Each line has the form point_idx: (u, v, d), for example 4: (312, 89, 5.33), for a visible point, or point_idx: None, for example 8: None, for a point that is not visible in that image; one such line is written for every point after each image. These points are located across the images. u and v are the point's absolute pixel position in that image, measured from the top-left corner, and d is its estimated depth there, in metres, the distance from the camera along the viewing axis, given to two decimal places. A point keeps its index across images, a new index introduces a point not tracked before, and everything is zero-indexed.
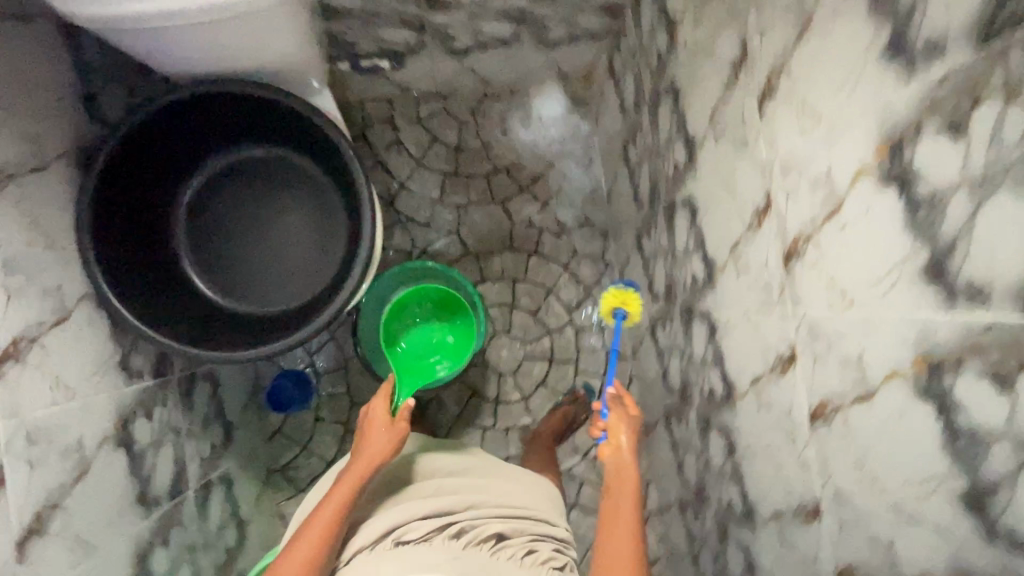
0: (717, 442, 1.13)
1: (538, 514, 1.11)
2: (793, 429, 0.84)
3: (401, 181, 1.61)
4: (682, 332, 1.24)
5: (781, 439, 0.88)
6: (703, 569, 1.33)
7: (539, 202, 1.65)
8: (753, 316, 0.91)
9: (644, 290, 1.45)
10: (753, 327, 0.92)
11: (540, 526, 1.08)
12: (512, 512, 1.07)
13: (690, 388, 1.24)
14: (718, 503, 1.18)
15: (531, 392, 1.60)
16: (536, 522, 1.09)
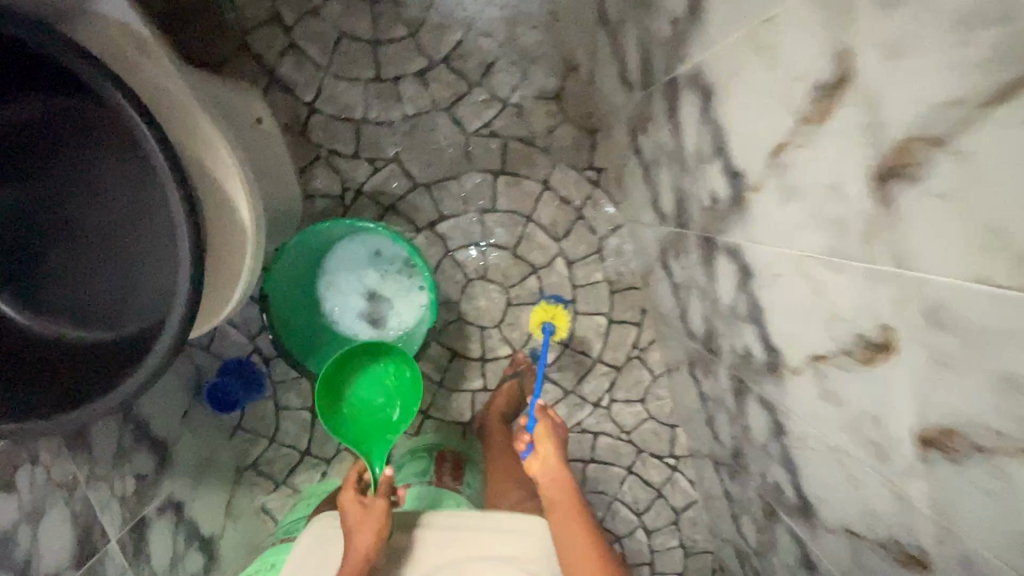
0: (761, 415, 0.83)
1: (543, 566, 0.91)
2: (886, 445, 0.53)
3: (309, 102, 1.19)
4: (701, 268, 0.89)
5: (863, 450, 0.57)
6: (746, 533, 1.12)
7: (498, 101, 1.22)
8: (816, 267, 0.55)
9: (648, 207, 1.08)
10: (816, 285, 0.57)
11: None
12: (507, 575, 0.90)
13: (719, 340, 0.91)
14: (764, 481, 0.91)
15: (523, 344, 1.31)
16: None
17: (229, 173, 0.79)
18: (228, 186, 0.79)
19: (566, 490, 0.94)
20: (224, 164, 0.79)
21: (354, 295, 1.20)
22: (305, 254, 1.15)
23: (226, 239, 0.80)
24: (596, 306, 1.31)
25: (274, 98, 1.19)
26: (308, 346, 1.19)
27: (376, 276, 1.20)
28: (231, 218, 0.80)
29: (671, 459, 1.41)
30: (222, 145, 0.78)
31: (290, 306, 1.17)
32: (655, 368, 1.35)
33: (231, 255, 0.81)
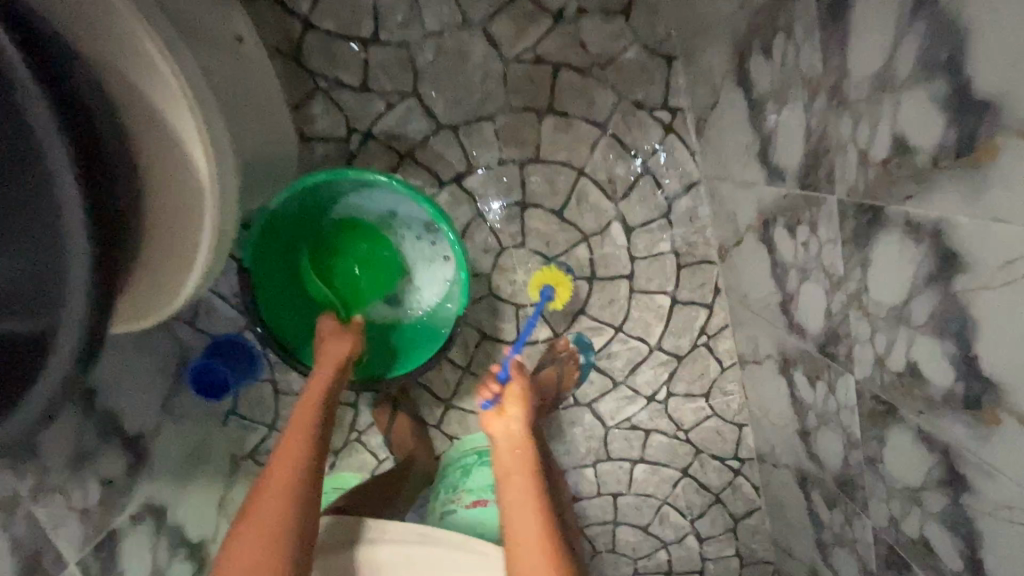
0: (918, 455, 0.60)
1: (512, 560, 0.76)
2: None
3: (302, 13, 0.92)
4: (841, 249, 0.63)
5: None
6: (839, 566, 0.92)
7: (548, 16, 0.93)
8: None
9: (747, 161, 0.81)
10: None
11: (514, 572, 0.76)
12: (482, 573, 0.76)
13: (854, 346, 0.67)
14: (896, 528, 0.70)
15: (566, 327, 1.10)
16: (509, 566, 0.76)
17: (185, 127, 0.58)
18: (185, 143, 0.59)
19: (528, 463, 0.80)
20: (176, 113, 0.58)
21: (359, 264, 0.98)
22: (298, 210, 0.90)
23: (183, 212, 0.61)
24: (659, 282, 1.07)
25: (257, 8, 0.91)
26: (300, 328, 0.95)
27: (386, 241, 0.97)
28: (188, 191, 0.60)
29: (733, 461, 1.21)
30: (175, 87, 0.57)
31: (278, 276, 0.93)
32: (724, 359, 1.13)
33: (187, 237, 0.62)
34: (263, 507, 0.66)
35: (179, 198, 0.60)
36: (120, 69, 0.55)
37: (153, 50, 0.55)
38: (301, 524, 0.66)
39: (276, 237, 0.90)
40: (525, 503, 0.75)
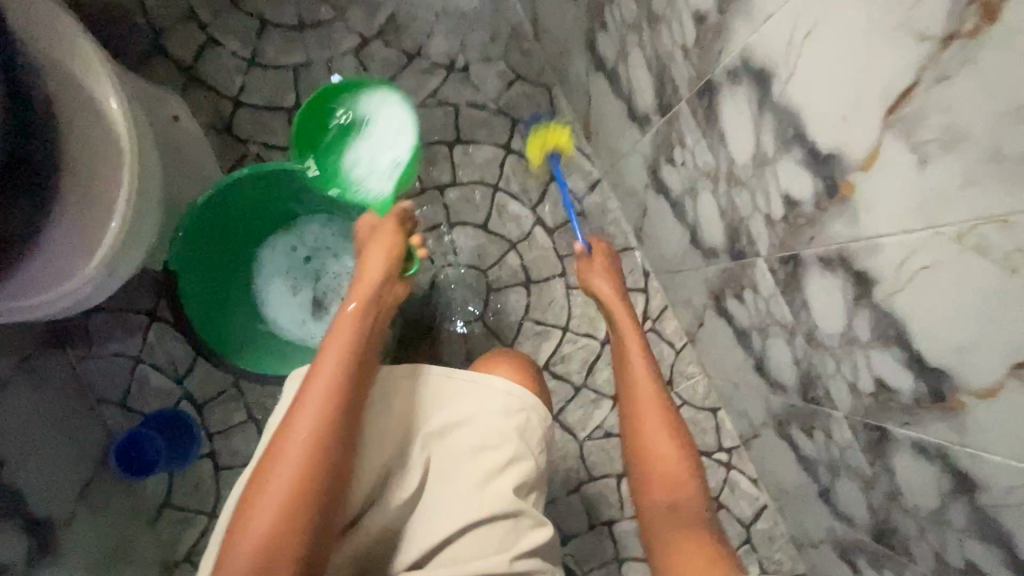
0: (832, 289, 0.63)
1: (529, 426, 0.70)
2: None
3: (233, 96, 1.07)
4: (704, 140, 0.73)
5: (1008, 192, 0.39)
6: (848, 506, 0.84)
7: (442, 69, 1.12)
8: None
9: (623, 129, 0.95)
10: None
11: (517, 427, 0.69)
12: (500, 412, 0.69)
13: (749, 226, 0.73)
14: (857, 396, 0.68)
15: (514, 336, 1.11)
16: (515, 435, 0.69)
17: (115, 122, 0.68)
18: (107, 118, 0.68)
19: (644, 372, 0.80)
20: (111, 210, 0.67)
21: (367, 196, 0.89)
22: (251, 212, 0.95)
23: (96, 197, 0.67)
24: None
25: (193, 97, 1.06)
26: (225, 335, 0.94)
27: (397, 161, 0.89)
28: (71, 270, 0.66)
29: (721, 454, 1.14)
30: (123, 188, 0.67)
31: (214, 272, 0.93)
32: (675, 341, 1.14)
33: (91, 224, 0.66)
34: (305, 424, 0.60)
35: (60, 275, 0.66)
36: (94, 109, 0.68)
37: (127, 151, 0.67)
38: (335, 445, 0.60)
39: (223, 232, 0.92)
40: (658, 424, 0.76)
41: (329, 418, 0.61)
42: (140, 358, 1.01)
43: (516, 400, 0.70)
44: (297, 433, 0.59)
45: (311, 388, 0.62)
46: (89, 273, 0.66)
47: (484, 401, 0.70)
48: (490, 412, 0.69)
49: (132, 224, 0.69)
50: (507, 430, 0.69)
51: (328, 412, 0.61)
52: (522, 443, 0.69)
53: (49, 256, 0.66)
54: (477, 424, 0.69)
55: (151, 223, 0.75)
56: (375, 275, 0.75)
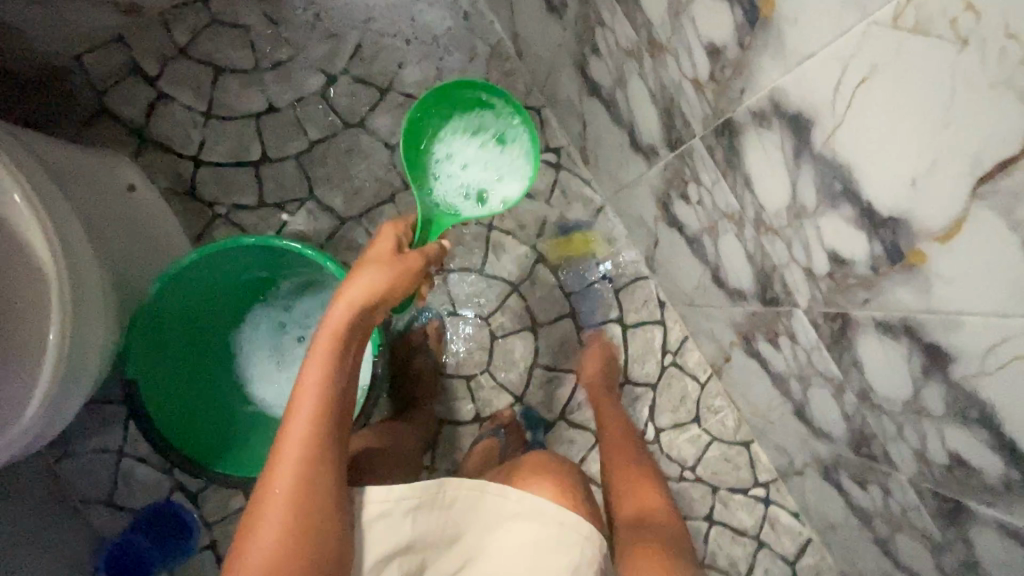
0: (894, 356, 0.54)
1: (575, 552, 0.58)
2: None
3: (193, 154, 0.98)
4: (725, 182, 0.63)
5: None
6: (910, 561, 0.76)
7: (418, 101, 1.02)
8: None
9: (625, 159, 0.85)
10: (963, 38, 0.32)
11: (565, 546, 0.59)
12: (544, 530, 0.59)
13: (784, 275, 0.63)
14: (926, 464, 0.59)
15: (524, 386, 1.02)
16: (564, 552, 0.58)
17: (27, 225, 0.58)
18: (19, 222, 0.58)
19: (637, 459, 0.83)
20: (45, 326, 0.58)
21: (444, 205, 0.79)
22: (222, 290, 0.84)
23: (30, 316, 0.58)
24: (602, 311, 1.04)
25: (149, 160, 0.96)
26: (211, 429, 0.82)
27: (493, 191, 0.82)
28: (14, 406, 0.57)
29: (758, 490, 1.06)
30: (53, 306, 0.57)
31: (189, 362, 0.83)
32: (699, 373, 1.05)
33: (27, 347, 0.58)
34: (284, 491, 0.51)
35: (5, 416, 0.58)
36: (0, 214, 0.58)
37: (50, 261, 0.58)
38: (321, 513, 0.51)
39: (190, 318, 0.81)
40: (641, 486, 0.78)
41: (305, 479, 0.52)
42: (124, 452, 0.93)
43: (556, 515, 0.60)
44: (276, 501, 0.51)
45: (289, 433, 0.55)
46: (34, 406, 0.57)
47: (530, 531, 0.59)
48: (540, 538, 0.58)
49: (74, 336, 0.60)
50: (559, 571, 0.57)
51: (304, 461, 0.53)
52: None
53: None
54: (522, 551, 0.58)
55: (104, 325, 0.66)
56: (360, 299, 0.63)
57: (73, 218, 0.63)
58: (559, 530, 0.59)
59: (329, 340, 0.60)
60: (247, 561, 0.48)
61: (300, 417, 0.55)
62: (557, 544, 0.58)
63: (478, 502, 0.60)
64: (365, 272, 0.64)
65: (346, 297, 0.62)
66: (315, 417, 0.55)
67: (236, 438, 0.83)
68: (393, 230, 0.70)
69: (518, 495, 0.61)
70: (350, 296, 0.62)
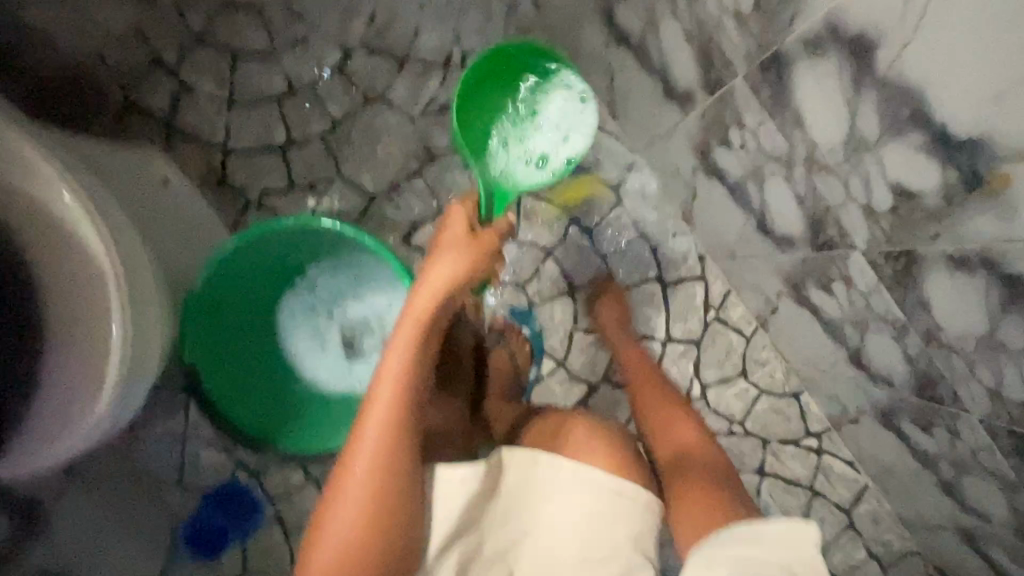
0: (967, 292, 0.51)
1: (636, 520, 0.59)
2: None
3: (221, 143, 0.98)
4: (772, 122, 0.60)
5: None
6: (979, 502, 0.74)
7: (438, 69, 1.00)
8: None
9: (658, 109, 0.82)
10: None
11: (627, 513, 0.59)
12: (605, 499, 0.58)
13: (840, 216, 0.60)
14: (1001, 403, 0.57)
15: (566, 350, 1.02)
16: (626, 520, 0.58)
17: (80, 221, 0.59)
18: (72, 219, 0.59)
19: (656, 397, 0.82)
20: (109, 317, 0.60)
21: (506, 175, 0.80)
22: (258, 277, 0.84)
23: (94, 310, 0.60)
24: (640, 271, 1.02)
25: (180, 152, 0.97)
26: (266, 410, 0.85)
27: (555, 157, 0.85)
28: (90, 395, 0.60)
29: (810, 440, 1.04)
30: (114, 298, 0.59)
31: (235, 348, 0.85)
32: (744, 327, 1.03)
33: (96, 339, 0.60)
34: (363, 472, 0.53)
35: (81, 406, 0.60)
36: (52, 211, 0.59)
37: (107, 263, 0.59)
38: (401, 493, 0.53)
39: (228, 307, 0.82)
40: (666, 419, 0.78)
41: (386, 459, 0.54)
42: (188, 436, 0.98)
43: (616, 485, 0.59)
44: (356, 481, 0.53)
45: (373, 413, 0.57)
46: (109, 393, 0.60)
47: (585, 501, 0.58)
48: (599, 508, 0.58)
49: (136, 324, 0.62)
50: (619, 538, 0.57)
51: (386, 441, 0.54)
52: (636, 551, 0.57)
53: (68, 383, 0.61)
54: (583, 520, 0.57)
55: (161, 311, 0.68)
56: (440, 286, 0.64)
57: (120, 210, 0.64)
58: (615, 499, 0.59)
59: (408, 329, 0.61)
60: (332, 530, 0.51)
61: (383, 398, 0.56)
62: (617, 511, 0.58)
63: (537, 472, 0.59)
64: (444, 260, 0.66)
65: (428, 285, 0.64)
66: (399, 399, 0.56)
67: (289, 419, 0.85)
68: (462, 212, 0.72)
69: (570, 466, 0.59)
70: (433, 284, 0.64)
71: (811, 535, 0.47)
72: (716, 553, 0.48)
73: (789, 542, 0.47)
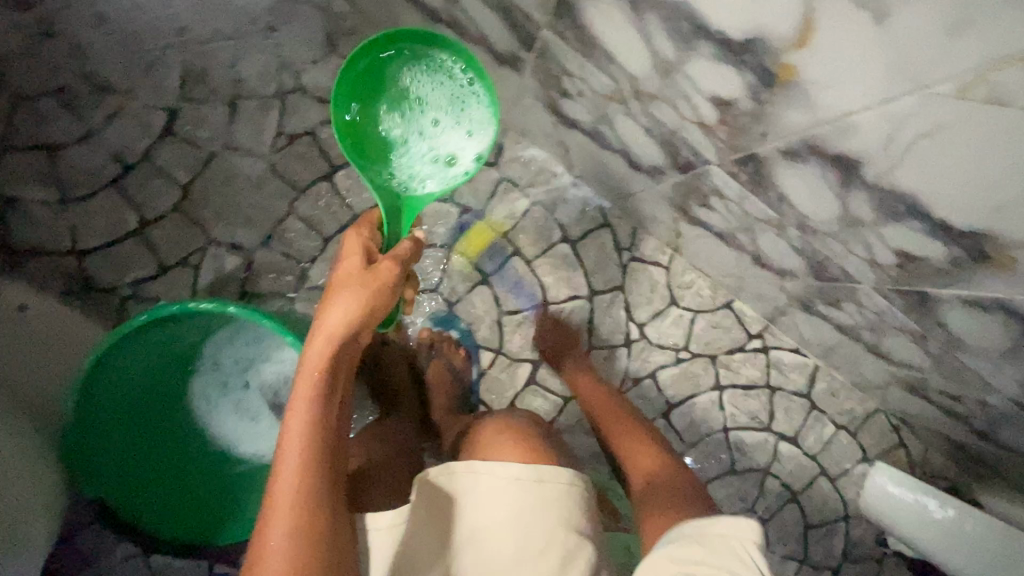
0: (811, 179, 0.50)
1: (561, 500, 0.60)
2: None
3: (70, 246, 0.90)
4: (592, 63, 0.58)
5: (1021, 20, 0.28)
6: (903, 355, 0.77)
7: (275, 98, 0.94)
8: None
9: (500, 77, 0.79)
10: None
11: (551, 494, 0.60)
12: (525, 493, 0.59)
13: (685, 137, 0.59)
14: (880, 269, 0.58)
15: (500, 337, 1.01)
16: (553, 507, 0.59)
17: None
18: None
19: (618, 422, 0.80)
20: None
21: (403, 185, 0.69)
22: (145, 382, 0.78)
23: None
24: (545, 236, 1.01)
25: (26, 269, 0.88)
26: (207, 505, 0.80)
27: (470, 144, 0.71)
28: None
29: (753, 342, 1.07)
30: None
31: (152, 458, 0.79)
32: (660, 258, 1.03)
33: None
34: (278, 550, 0.49)
35: None
36: None
37: None
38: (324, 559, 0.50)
39: (125, 423, 0.76)
40: (632, 442, 0.76)
41: (301, 530, 0.50)
42: None
43: (538, 473, 0.60)
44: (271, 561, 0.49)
45: (279, 484, 0.52)
46: None
47: (506, 502, 0.58)
48: (519, 501, 0.58)
49: None
50: (550, 526, 0.58)
51: (299, 510, 0.51)
52: (568, 534, 0.58)
53: None
54: (507, 522, 0.57)
55: None
56: (339, 329, 0.59)
57: None
58: (537, 490, 0.59)
59: (306, 384, 0.56)
60: None
61: (288, 466, 0.52)
62: (541, 500, 0.59)
63: (457, 490, 0.60)
64: (339, 299, 0.60)
65: (323, 331, 0.58)
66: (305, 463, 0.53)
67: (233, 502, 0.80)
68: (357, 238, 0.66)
69: (487, 468, 0.60)
70: (327, 328, 0.58)
71: (752, 534, 0.49)
72: (670, 550, 0.50)
73: (729, 541, 0.49)
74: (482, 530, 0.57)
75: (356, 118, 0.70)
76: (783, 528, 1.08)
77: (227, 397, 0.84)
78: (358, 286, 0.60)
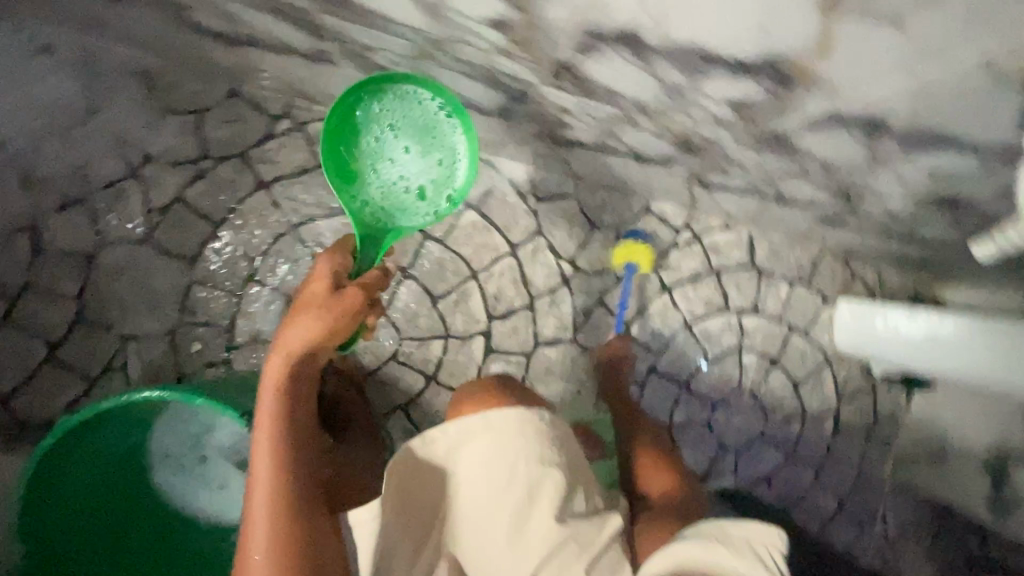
0: (615, 65, 0.50)
1: (530, 441, 0.63)
2: None
3: None
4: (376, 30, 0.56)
5: None
6: (801, 194, 0.78)
7: (130, 177, 0.91)
8: None
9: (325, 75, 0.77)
10: None
11: (521, 439, 0.63)
12: (494, 443, 0.63)
13: (498, 68, 0.58)
14: (727, 125, 0.58)
15: (444, 322, 1.01)
16: (523, 449, 0.63)
17: None
18: None
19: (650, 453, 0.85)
20: None
21: (385, 215, 0.65)
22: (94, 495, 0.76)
23: None
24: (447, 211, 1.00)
25: None
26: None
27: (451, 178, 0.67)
28: None
29: (682, 235, 1.07)
30: None
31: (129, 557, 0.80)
32: (564, 189, 1.03)
33: None
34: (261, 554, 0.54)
35: None
36: None
37: None
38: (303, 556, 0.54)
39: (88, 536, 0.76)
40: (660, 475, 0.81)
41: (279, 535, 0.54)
42: None
43: (503, 421, 0.64)
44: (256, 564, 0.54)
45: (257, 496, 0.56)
46: None
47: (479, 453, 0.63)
48: (493, 450, 0.62)
49: None
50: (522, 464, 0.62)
51: (274, 518, 0.55)
52: (541, 469, 0.62)
53: None
54: (482, 471, 0.62)
55: None
56: (298, 344, 0.60)
57: None
58: (504, 437, 0.63)
59: (270, 402, 0.59)
60: None
61: (262, 481, 0.56)
62: (511, 446, 0.63)
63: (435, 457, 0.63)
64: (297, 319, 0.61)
65: (280, 349, 0.60)
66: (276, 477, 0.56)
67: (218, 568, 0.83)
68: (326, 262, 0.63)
69: (453, 430, 0.64)
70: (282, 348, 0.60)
71: (774, 539, 0.56)
72: (688, 543, 0.57)
73: (753, 543, 0.57)
74: (465, 484, 0.62)
75: (337, 157, 0.64)
76: (773, 393, 1.11)
77: (180, 479, 0.83)
78: (317, 306, 0.60)
